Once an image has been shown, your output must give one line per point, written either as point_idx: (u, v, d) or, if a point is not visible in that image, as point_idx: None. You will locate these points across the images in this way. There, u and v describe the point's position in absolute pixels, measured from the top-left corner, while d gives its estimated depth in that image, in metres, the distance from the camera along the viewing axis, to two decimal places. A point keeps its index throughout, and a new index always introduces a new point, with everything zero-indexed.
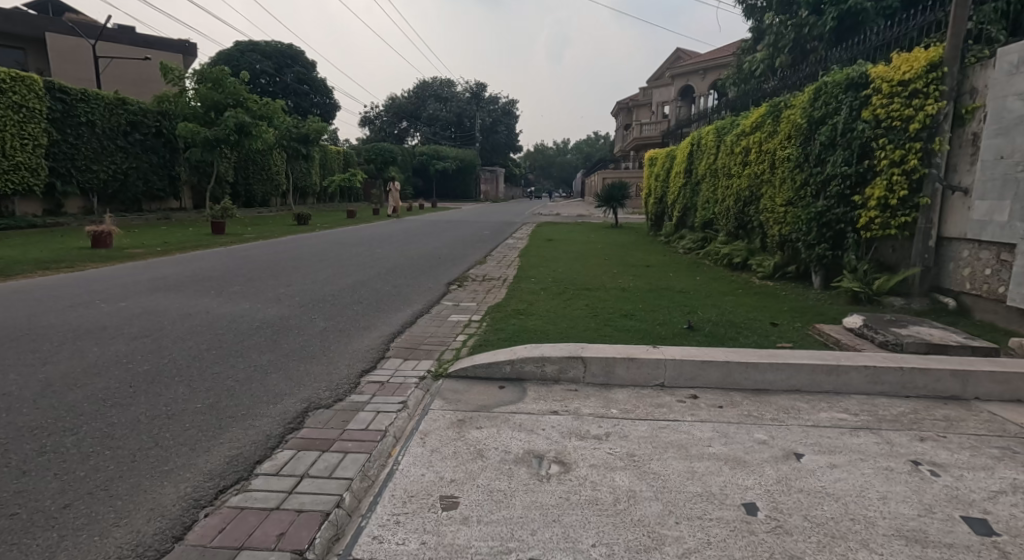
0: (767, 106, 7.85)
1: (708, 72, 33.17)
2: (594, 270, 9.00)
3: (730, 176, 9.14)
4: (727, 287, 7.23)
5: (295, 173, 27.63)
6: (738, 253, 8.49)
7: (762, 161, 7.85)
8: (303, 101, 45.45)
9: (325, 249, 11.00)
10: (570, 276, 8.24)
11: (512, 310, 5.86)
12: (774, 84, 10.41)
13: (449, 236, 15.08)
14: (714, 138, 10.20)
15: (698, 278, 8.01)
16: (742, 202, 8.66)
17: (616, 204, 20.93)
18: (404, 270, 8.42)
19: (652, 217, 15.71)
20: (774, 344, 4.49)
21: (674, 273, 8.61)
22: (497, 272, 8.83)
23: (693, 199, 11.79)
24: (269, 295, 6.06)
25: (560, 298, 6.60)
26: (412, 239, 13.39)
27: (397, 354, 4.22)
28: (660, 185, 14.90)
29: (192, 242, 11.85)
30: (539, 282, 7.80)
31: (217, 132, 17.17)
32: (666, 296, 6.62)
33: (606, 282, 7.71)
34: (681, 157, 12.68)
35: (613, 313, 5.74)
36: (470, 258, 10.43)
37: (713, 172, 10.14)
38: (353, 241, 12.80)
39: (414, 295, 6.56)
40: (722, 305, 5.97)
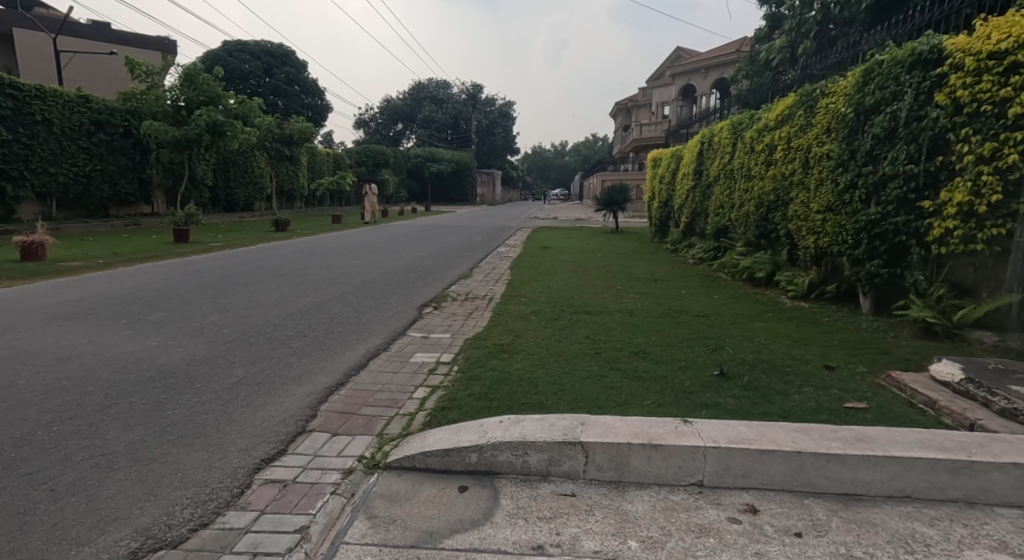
0: (797, 95, 6.73)
1: (710, 69, 31.95)
2: (594, 286, 7.85)
3: (749, 178, 8.02)
4: (753, 310, 6.10)
5: (280, 175, 26.48)
6: (762, 267, 7.36)
7: (792, 161, 6.71)
8: (294, 102, 44.37)
9: (293, 261, 9.85)
10: (567, 295, 7.12)
11: (495, 345, 4.69)
12: (797, 74, 9.26)
13: (436, 243, 13.96)
14: (727, 135, 9.09)
15: (714, 298, 6.89)
16: (764, 208, 7.54)
17: (616, 207, 19.80)
18: (372, 287, 7.25)
19: (656, 223, 14.58)
20: (841, 404, 3.32)
21: (687, 291, 7.47)
22: (482, 289, 7.66)
23: (703, 204, 10.66)
24: (192, 326, 4.88)
25: (556, 327, 5.42)
26: (395, 248, 12.28)
27: (325, 424, 3.04)
28: (665, 188, 13.73)
29: (145, 251, 10.69)
30: (529, 302, 6.64)
31: (185, 132, 16.14)
32: (682, 323, 5.50)
33: (611, 302, 6.60)
34: (689, 157, 11.54)
35: (621, 350, 4.55)
36: (453, 270, 9.27)
37: (728, 173, 9.00)
38: (328, 250, 11.63)
39: (375, 323, 5.41)
40: (754, 338, 4.85)
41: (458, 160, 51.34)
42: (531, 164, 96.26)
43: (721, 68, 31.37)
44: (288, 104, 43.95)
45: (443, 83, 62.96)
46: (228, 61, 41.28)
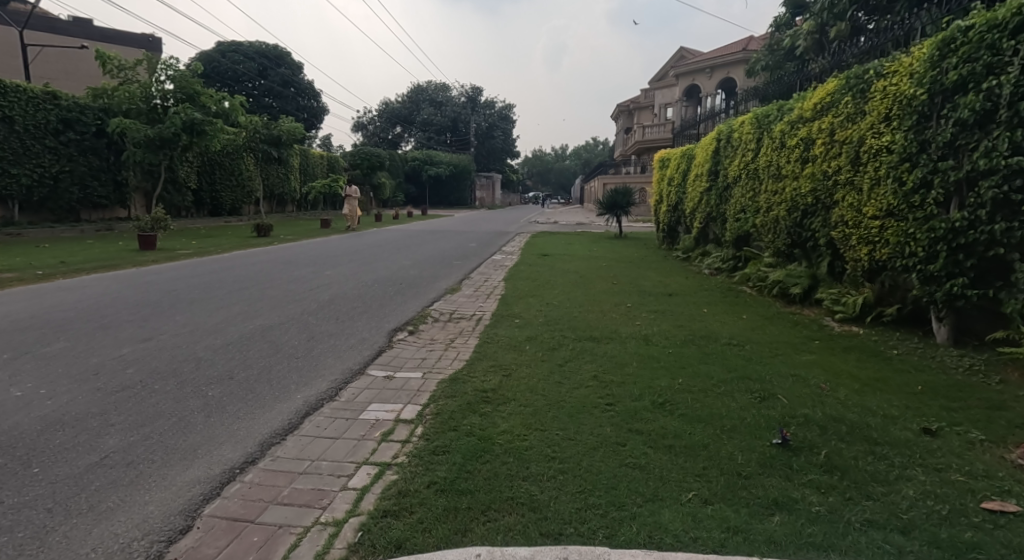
0: (842, 79, 5.70)
1: (715, 69, 30.92)
2: (599, 303, 6.79)
3: (778, 178, 6.99)
4: (794, 338, 5.05)
5: (268, 178, 25.48)
6: (796, 282, 6.32)
7: (837, 156, 5.65)
8: (289, 105, 43.43)
9: (261, 272, 8.77)
10: (568, 315, 6.05)
11: (476, 392, 3.60)
12: (831, 63, 8.23)
13: (425, 250, 12.89)
14: (751, 129, 8.03)
15: (742, 321, 5.83)
16: (797, 213, 6.51)
17: (620, 211, 18.74)
18: (341, 306, 6.18)
19: (664, 229, 13.52)
20: (978, 505, 2.23)
21: (709, 310, 6.42)
22: (470, 308, 6.58)
23: (720, 208, 9.61)
24: (88, 364, 3.79)
25: (556, 362, 4.35)
26: (380, 256, 11.18)
27: (196, 549, 1.95)
28: (675, 191, 12.65)
29: (99, 260, 9.63)
30: (524, 325, 5.55)
31: (158, 131, 15.16)
32: (711, 356, 4.44)
33: (621, 326, 5.53)
34: (703, 156, 10.52)
35: (641, 400, 3.47)
36: (439, 283, 8.21)
37: (751, 172, 7.97)
38: (305, 258, 10.54)
39: (329, 356, 4.30)
40: (811, 381, 3.77)
41: (456, 164, 50.32)
42: (532, 168, 95.40)
43: (727, 67, 30.40)
44: (282, 106, 42.97)
45: (442, 86, 62.07)
46: (221, 62, 40.35)
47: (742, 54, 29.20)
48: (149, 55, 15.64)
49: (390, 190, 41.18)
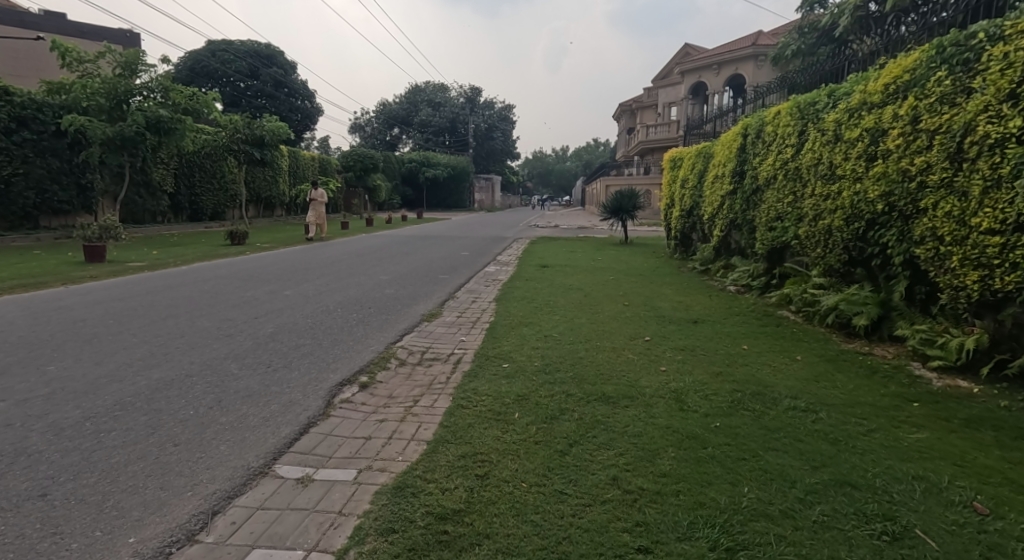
0: (930, 49, 4.38)
1: (723, 66, 29.64)
2: (609, 336, 5.49)
3: (832, 178, 5.68)
4: (879, 396, 3.73)
5: (253, 180, 24.28)
6: (860, 312, 5.02)
7: (924, 150, 4.32)
8: (282, 105, 42.40)
9: (211, 291, 7.48)
10: (573, 359, 4.73)
11: (430, 523, 2.27)
12: (895, 43, 7.11)
13: (411, 261, 11.60)
14: (790, 121, 6.71)
15: (797, 365, 4.51)
16: (859, 224, 5.19)
17: (625, 215, 17.46)
18: (282, 345, 4.86)
19: (676, 235, 12.22)
20: None
21: (749, 347, 5.11)
22: (447, 344, 5.26)
23: (746, 215, 8.32)
24: None
25: (555, 447, 3.02)
26: (356, 270, 9.88)
27: None
28: (689, 194, 11.34)
29: (28, 277, 8.35)
30: (515, 377, 4.23)
31: (119, 129, 13.79)
32: (776, 433, 3.13)
33: (643, 378, 4.22)
34: (725, 154, 9.24)
35: (693, 541, 2.15)
36: (417, 307, 6.92)
37: (791, 173, 6.67)
38: (269, 273, 9.23)
39: (223, 440, 2.94)
40: (954, 494, 2.42)
41: (454, 166, 49.02)
42: (532, 169, 94.23)
43: (735, 63, 29.11)
44: (274, 106, 41.83)
45: (440, 86, 60.82)
46: (212, 61, 39.33)
47: (752, 49, 27.87)
48: (112, 46, 14.30)
49: (387, 192, 39.95)
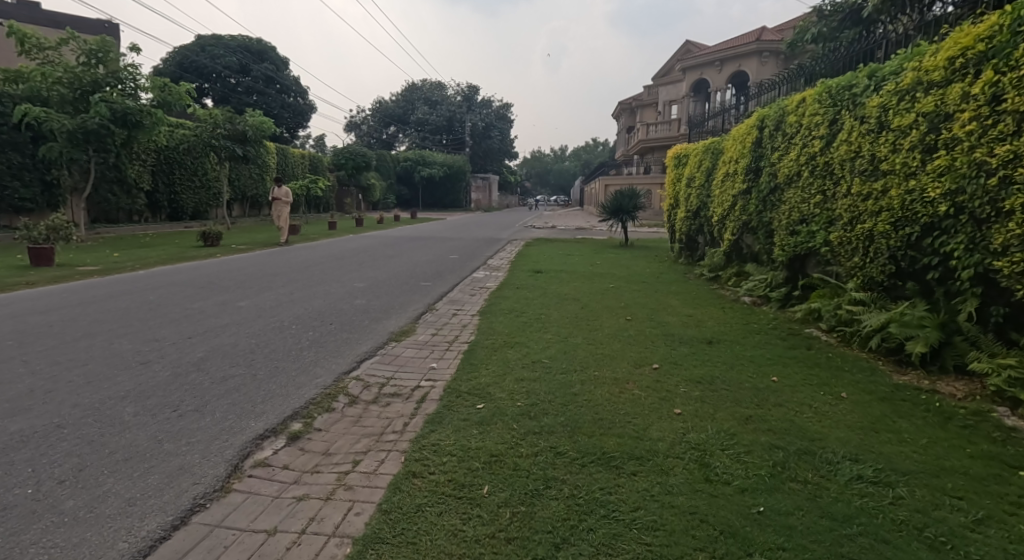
0: (1013, 10, 3.50)
1: (725, 62, 28.77)
2: (607, 364, 4.59)
3: (875, 174, 4.79)
4: (968, 458, 2.83)
5: (238, 178, 23.38)
6: (916, 336, 4.13)
7: (1008, 137, 3.44)
8: (273, 101, 41.39)
9: (155, 302, 6.55)
10: (565, 396, 3.83)
11: None
12: (937, 20, 6.19)
13: (394, 266, 10.68)
14: (819, 109, 5.82)
15: (842, 405, 3.61)
16: (912, 230, 4.30)
17: (626, 216, 16.55)
18: (207, 377, 3.93)
19: (682, 239, 11.33)
20: None
21: (779, 378, 4.22)
22: (414, 374, 4.34)
23: (762, 217, 7.44)
24: None
25: (537, 551, 2.12)
26: (329, 276, 8.97)
27: None
28: (696, 193, 10.44)
29: None
30: (491, 424, 3.33)
31: (81, 121, 12.83)
32: (846, 527, 2.22)
33: (653, 427, 3.32)
34: (738, 149, 8.35)
35: None
36: (388, 322, 6.00)
37: (820, 168, 5.77)
38: (231, 280, 8.30)
39: (45, 547, 2.01)
40: None
41: (450, 165, 48.08)
42: (531, 169, 93.36)
43: (738, 60, 28.24)
44: (264, 102, 40.84)
45: (437, 84, 59.80)
46: (201, 57, 38.49)
47: (756, 45, 26.94)
48: (74, 33, 13.33)
49: (381, 191, 38.99)
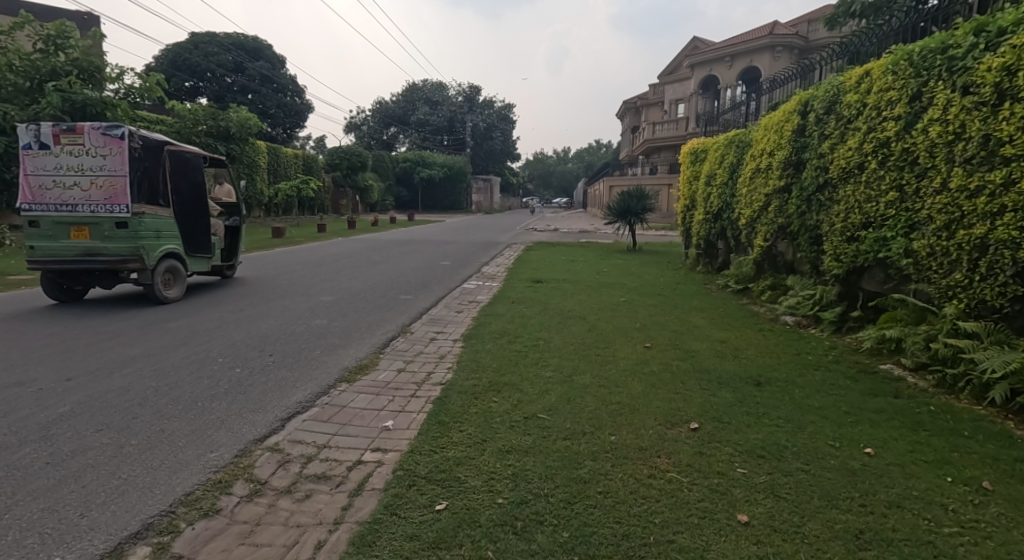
0: None
1: (736, 57, 27.57)
2: (629, 422, 3.36)
3: (992, 161, 3.56)
4: None
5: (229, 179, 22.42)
6: None
7: None
8: (269, 101, 40.31)
9: (64, 324, 5.30)
10: (573, 485, 2.61)
11: None
12: None
13: (375, 274, 9.43)
14: (894, 82, 4.58)
15: (993, 507, 2.39)
16: None
17: (633, 218, 15.24)
18: (45, 452, 2.67)
19: (699, 244, 10.07)
20: None
21: (874, 447, 2.99)
22: (358, 442, 3.09)
23: (805, 219, 6.20)
24: None
25: None
26: (295, 288, 7.75)
27: None
28: (717, 193, 9.19)
29: None
30: (455, 550, 2.12)
31: (33, 114, 11.66)
32: None
33: (712, 553, 2.11)
34: (772, 140, 7.10)
35: None
36: (345, 353, 4.75)
37: (895, 156, 4.53)
38: (178, 294, 7.08)
39: None
40: None
41: (451, 165, 46.90)
42: (533, 170, 92.20)
43: (749, 55, 26.95)
44: (259, 102, 39.71)
45: (438, 84, 58.64)
46: (193, 53, 37.24)
47: (769, 39, 25.71)
48: (28, 16, 12.13)
49: (378, 192, 37.88)
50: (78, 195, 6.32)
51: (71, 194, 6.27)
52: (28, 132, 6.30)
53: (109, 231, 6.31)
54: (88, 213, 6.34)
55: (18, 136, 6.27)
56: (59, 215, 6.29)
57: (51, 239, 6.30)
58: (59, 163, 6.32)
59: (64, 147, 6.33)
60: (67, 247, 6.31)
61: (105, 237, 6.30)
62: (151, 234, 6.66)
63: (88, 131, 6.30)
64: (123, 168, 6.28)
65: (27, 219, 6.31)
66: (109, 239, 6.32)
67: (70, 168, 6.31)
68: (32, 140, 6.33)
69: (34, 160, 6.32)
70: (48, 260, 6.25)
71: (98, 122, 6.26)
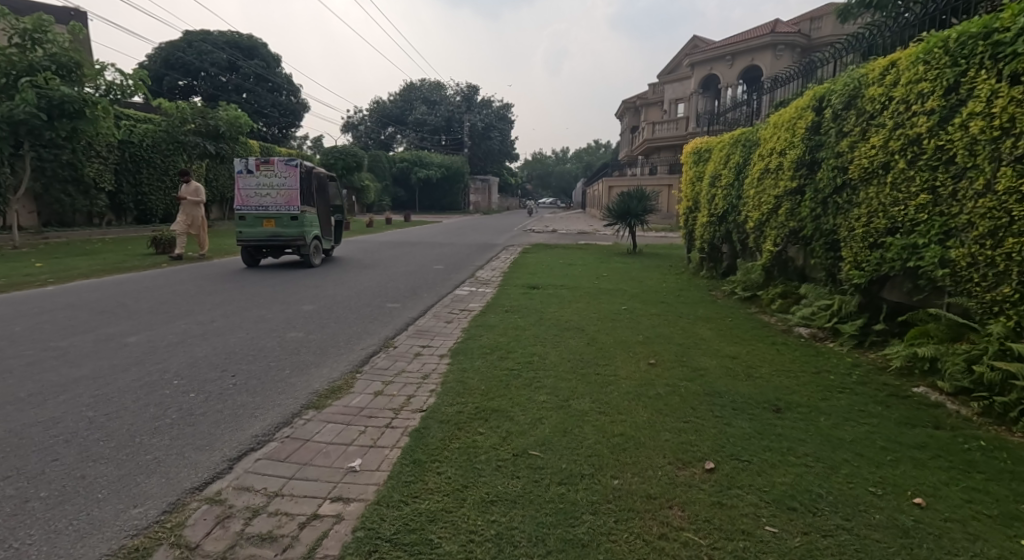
0: None
1: (737, 56, 27.14)
2: (634, 461, 2.90)
3: None
4: None
5: (219, 179, 21.95)
6: None
7: None
8: (264, 101, 39.77)
9: (13, 338, 4.85)
10: (570, 550, 2.17)
11: None
12: None
13: (362, 279, 8.97)
14: (926, 72, 4.14)
15: None
16: None
17: (633, 219, 14.78)
18: None
19: (702, 247, 9.62)
20: None
21: (925, 494, 2.54)
22: (315, 488, 2.63)
23: (819, 222, 5.75)
24: None
25: None
26: (275, 295, 7.28)
27: None
28: (722, 194, 8.74)
29: None
30: None
31: (8, 111, 11.21)
32: None
33: None
34: (783, 137, 6.64)
35: None
36: (317, 373, 4.28)
37: (927, 155, 4.09)
38: (147, 303, 6.62)
39: None
40: None
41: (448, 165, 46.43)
42: (532, 170, 91.76)
43: (750, 54, 26.55)
44: (254, 101, 39.22)
45: (436, 84, 58.16)
46: (187, 53, 36.72)
47: (771, 38, 25.28)
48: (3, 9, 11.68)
49: (375, 193, 37.40)
50: (269, 200, 10.11)
51: (265, 199, 10.05)
52: (240, 163, 10.18)
53: (288, 222, 10.12)
54: (274, 211, 10.14)
55: (235, 165, 10.17)
56: (256, 212, 10.05)
57: (251, 227, 10.07)
58: (258, 181, 10.13)
59: (261, 172, 10.16)
60: (261, 232, 10.09)
61: (284, 225, 10.05)
62: (308, 224, 10.47)
63: (276, 162, 10.14)
64: (296, 182, 10.11)
65: (239, 215, 10.16)
66: (287, 227, 10.08)
67: (264, 184, 10.12)
68: (242, 167, 10.21)
69: (243, 180, 10.18)
70: (252, 240, 10.09)
71: (284, 158, 10.12)
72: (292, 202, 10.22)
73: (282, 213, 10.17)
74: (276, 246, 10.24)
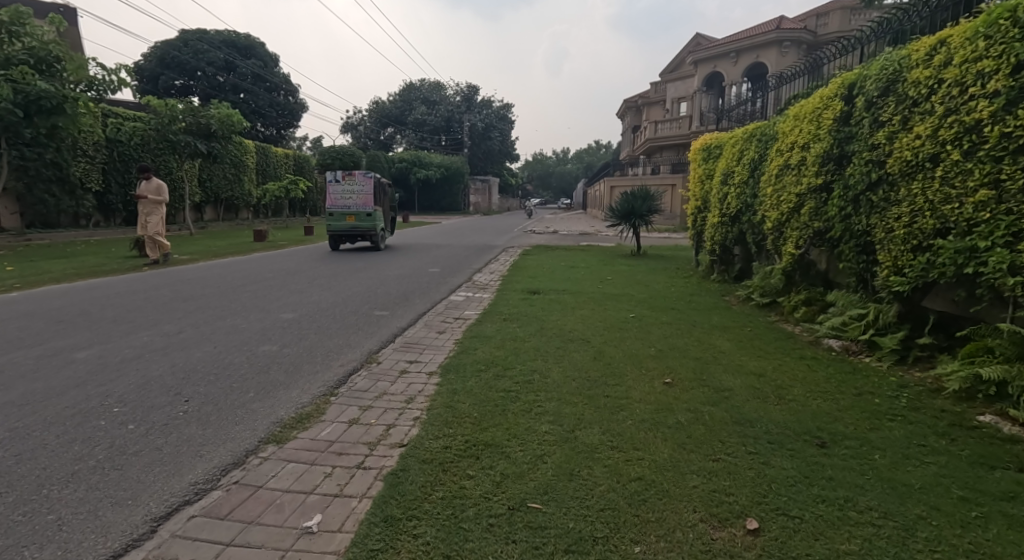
0: None
1: (742, 53, 26.58)
2: (662, 518, 2.33)
3: None
4: None
5: (212, 179, 21.37)
6: None
7: None
8: (261, 100, 39.18)
9: None
10: None
11: None
12: None
13: (352, 284, 8.40)
14: (992, 50, 3.60)
15: None
16: None
17: (638, 220, 14.23)
18: None
19: (712, 250, 9.05)
20: None
21: None
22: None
23: (849, 222, 5.19)
24: None
25: None
26: (254, 302, 6.72)
27: None
28: (735, 192, 8.16)
29: None
30: None
31: None
32: None
33: None
34: (807, 129, 6.07)
35: None
36: (285, 397, 3.72)
37: (994, 144, 3.54)
38: (113, 311, 6.06)
39: None
40: None
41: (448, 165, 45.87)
42: (532, 171, 91.19)
43: (755, 51, 25.98)
44: (251, 101, 38.60)
45: (435, 83, 57.59)
46: (182, 51, 36.14)
47: (776, 34, 24.74)
48: None
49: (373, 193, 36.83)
50: (352, 202, 13.30)
51: (349, 201, 13.28)
52: (332, 174, 13.60)
53: (364, 217, 13.16)
54: (355, 210, 13.27)
55: (328, 176, 13.55)
56: (342, 210, 13.24)
57: (337, 221, 13.24)
58: (342, 187, 13.36)
59: (346, 180, 13.45)
60: (344, 224, 13.25)
61: (361, 219, 13.16)
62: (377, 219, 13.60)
63: (358, 174, 13.45)
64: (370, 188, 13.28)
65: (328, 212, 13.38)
66: (363, 221, 13.18)
67: (348, 189, 13.38)
68: (332, 178, 13.56)
69: (332, 187, 13.49)
70: (338, 232, 13.26)
71: (363, 171, 13.41)
72: (367, 204, 13.43)
73: (360, 211, 13.30)
74: (355, 237, 13.41)
